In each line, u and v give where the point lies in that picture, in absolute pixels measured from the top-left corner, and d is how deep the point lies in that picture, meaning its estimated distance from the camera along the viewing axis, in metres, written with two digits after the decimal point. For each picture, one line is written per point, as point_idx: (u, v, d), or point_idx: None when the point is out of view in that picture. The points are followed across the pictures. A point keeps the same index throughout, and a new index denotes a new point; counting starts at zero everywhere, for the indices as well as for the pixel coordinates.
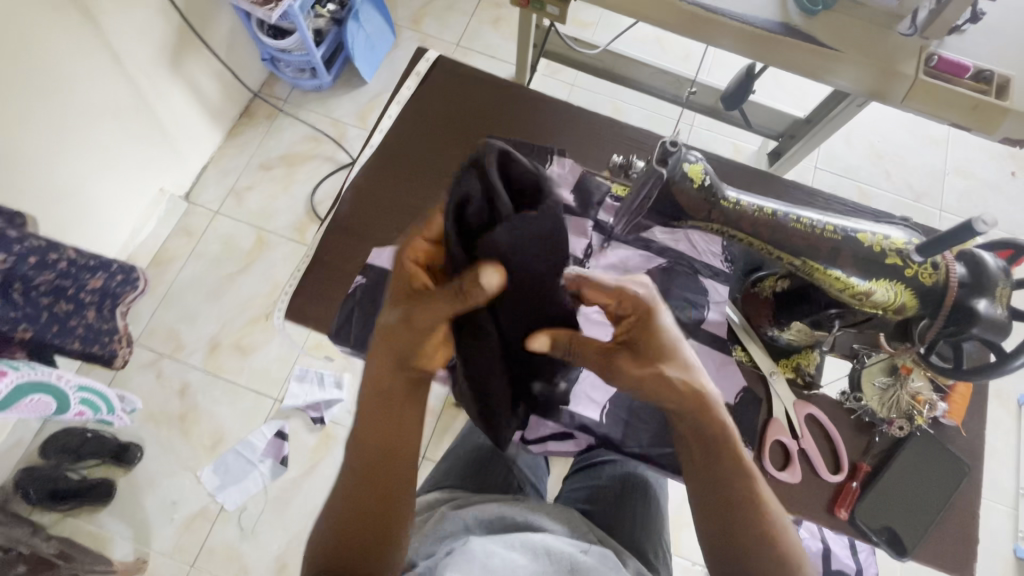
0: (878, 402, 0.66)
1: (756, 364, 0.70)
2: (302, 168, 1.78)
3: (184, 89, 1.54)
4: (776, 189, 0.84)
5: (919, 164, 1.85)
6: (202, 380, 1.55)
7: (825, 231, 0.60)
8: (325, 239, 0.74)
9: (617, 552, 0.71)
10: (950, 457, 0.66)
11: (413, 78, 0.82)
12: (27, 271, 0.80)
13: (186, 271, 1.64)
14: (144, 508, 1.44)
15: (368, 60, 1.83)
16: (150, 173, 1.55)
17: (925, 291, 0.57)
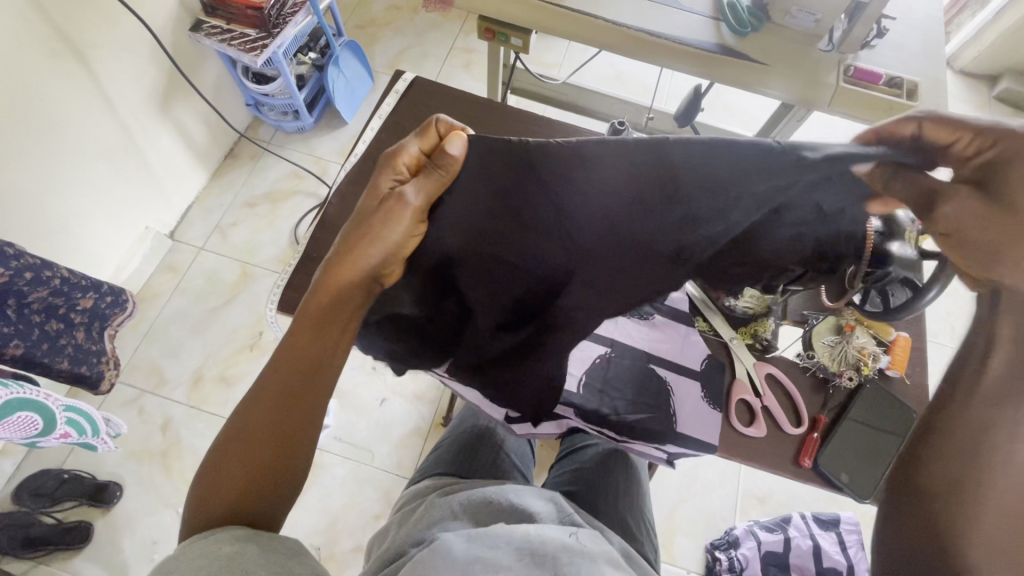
0: (828, 357, 0.72)
1: (717, 333, 0.76)
2: (286, 205, 1.84)
3: (172, 131, 1.61)
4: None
5: None
6: (185, 414, 1.54)
7: None
8: (315, 236, 0.79)
9: (603, 530, 0.70)
10: (904, 409, 0.70)
11: (395, 96, 0.91)
12: (22, 286, 0.83)
13: (170, 307, 1.66)
14: (122, 550, 1.39)
15: (348, 102, 1.93)
16: (138, 211, 1.59)
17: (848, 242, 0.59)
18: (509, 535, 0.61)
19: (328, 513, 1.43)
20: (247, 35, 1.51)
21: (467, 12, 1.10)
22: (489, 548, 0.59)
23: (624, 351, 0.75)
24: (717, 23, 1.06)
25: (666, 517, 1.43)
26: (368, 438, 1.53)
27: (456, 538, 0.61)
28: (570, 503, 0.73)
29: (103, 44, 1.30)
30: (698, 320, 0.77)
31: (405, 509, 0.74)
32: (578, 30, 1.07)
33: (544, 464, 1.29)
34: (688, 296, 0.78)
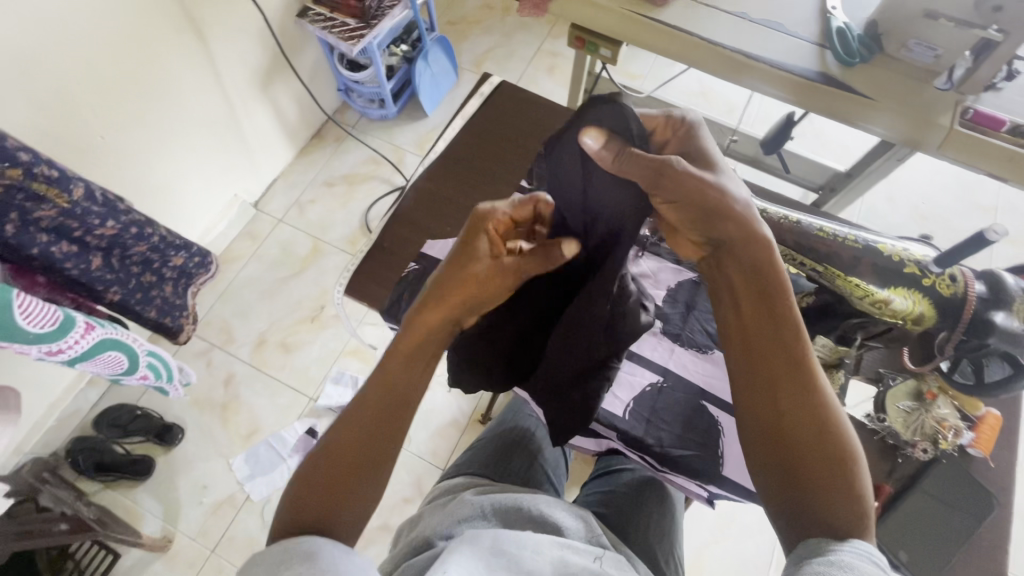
0: (902, 423, 0.66)
1: None
2: (361, 188, 1.92)
3: (268, 108, 1.72)
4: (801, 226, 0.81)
5: (966, 229, 1.84)
6: (246, 372, 1.65)
7: (845, 239, 0.57)
8: (386, 227, 0.80)
9: (631, 557, 0.69)
10: (982, 493, 0.64)
11: (479, 97, 0.90)
12: (127, 240, 0.92)
13: (245, 271, 1.78)
14: (177, 488, 1.51)
15: (431, 96, 1.99)
16: (229, 178, 1.71)
17: (943, 302, 0.53)
18: (538, 545, 0.62)
19: None
20: (347, 25, 1.59)
21: (561, 19, 1.10)
22: (517, 550, 0.60)
23: (678, 384, 0.72)
24: (823, 50, 1.00)
25: (695, 555, 1.38)
26: None
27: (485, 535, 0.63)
28: (601, 528, 0.72)
29: (220, 23, 1.41)
30: None
31: (436, 502, 0.75)
32: (672, 48, 1.04)
33: (576, 480, 1.27)
34: None
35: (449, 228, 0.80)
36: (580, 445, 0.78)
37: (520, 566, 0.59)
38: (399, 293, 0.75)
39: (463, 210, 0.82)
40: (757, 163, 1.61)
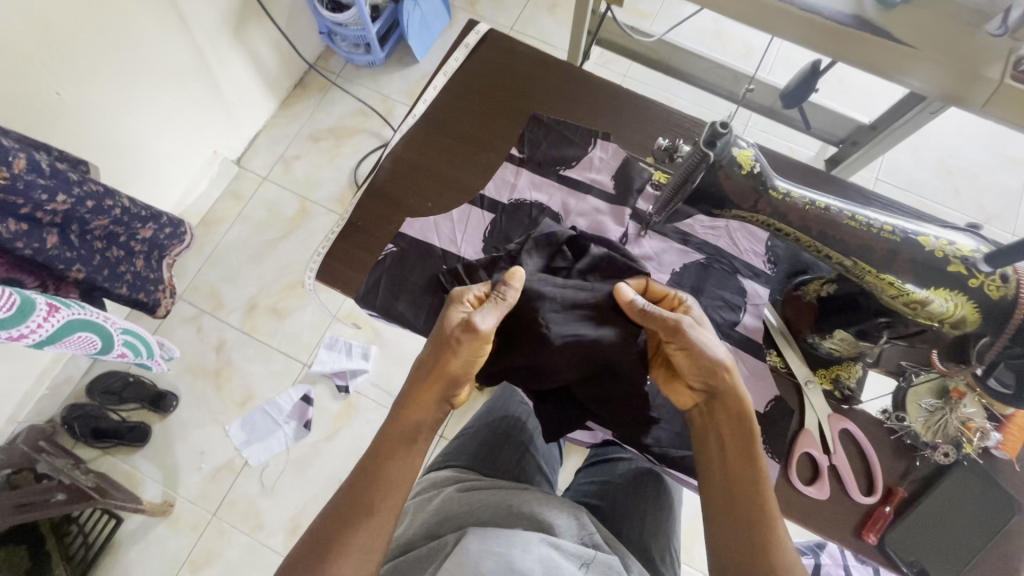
0: (922, 423, 0.61)
1: (791, 373, 0.66)
2: (349, 142, 1.81)
3: (244, 56, 1.58)
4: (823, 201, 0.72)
5: (992, 184, 1.73)
6: (238, 338, 1.61)
7: (881, 231, 0.49)
8: (360, 203, 0.72)
9: (624, 557, 0.66)
10: (1003, 499, 0.59)
11: (464, 49, 0.79)
12: (84, 214, 0.84)
13: (231, 233, 1.71)
14: (175, 454, 1.51)
15: (421, 39, 1.83)
16: (206, 135, 1.60)
17: (989, 306, 0.46)
18: (526, 545, 0.59)
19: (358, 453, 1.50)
20: None
21: None
22: (505, 550, 0.57)
23: None
24: None
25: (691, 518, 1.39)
26: None
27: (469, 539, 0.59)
28: (593, 523, 0.69)
29: None
30: (774, 354, 0.67)
31: (422, 497, 0.72)
32: None
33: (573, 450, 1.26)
34: (763, 324, 0.68)
35: (430, 206, 0.72)
36: (576, 438, 0.73)
37: (506, 570, 0.55)
38: (376, 280, 0.68)
39: (446, 184, 0.73)
40: (775, 115, 1.48)
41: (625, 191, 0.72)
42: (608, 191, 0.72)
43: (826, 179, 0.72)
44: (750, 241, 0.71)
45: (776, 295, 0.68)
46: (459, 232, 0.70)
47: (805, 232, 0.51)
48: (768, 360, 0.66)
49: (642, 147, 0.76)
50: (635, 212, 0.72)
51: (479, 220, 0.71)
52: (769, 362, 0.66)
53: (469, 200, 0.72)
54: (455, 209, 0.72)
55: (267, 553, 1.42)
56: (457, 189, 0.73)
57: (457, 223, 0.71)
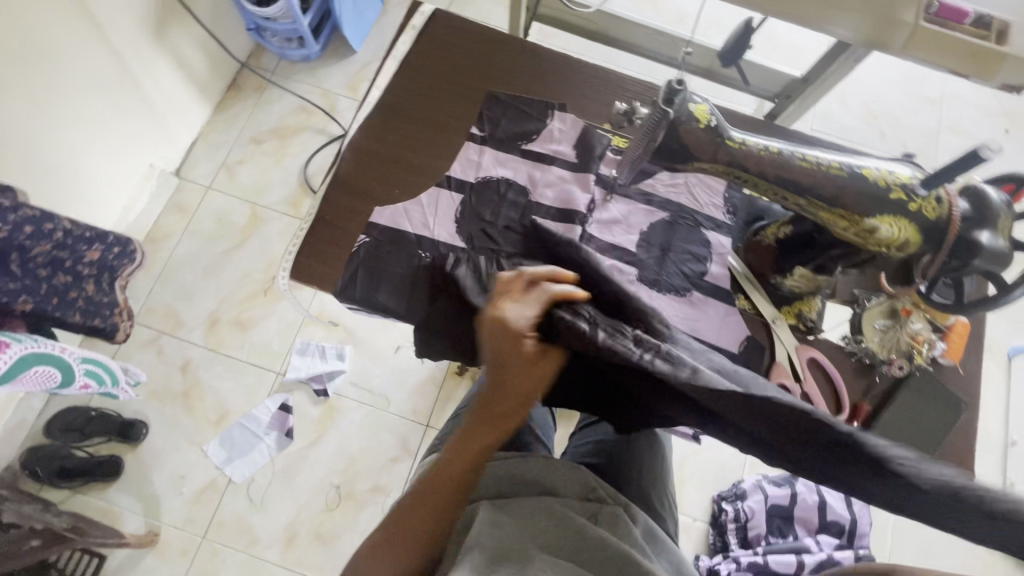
0: (879, 342, 0.67)
1: (759, 312, 0.70)
2: (293, 141, 1.75)
3: (168, 59, 1.50)
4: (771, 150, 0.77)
5: (914, 124, 1.86)
6: (203, 356, 1.55)
7: (830, 168, 0.53)
8: (326, 196, 0.71)
9: (628, 507, 0.70)
10: (952, 400, 0.66)
11: (411, 32, 0.78)
12: (23, 241, 0.79)
13: (181, 249, 1.63)
14: (153, 483, 1.45)
15: (357, 28, 1.78)
16: (139, 147, 1.51)
17: (929, 226, 0.51)
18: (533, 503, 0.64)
19: (345, 454, 1.49)
20: None
21: None
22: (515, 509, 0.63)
23: None
24: None
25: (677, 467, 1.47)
26: (385, 384, 1.55)
27: (493, 541, 0.57)
28: (590, 475, 0.73)
29: None
30: (739, 296, 0.71)
31: None
32: None
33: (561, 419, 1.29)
34: (729, 270, 0.72)
35: (398, 192, 0.72)
36: None
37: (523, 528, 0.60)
38: (353, 271, 0.68)
39: (411, 169, 0.73)
40: (714, 76, 1.54)
41: (586, 159, 0.74)
42: (570, 158, 0.74)
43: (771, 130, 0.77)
44: (708, 198, 0.75)
45: (737, 242, 0.72)
46: (431, 215, 0.71)
47: (761, 175, 0.54)
48: (738, 303, 0.70)
49: (598, 115, 0.78)
50: (599, 178, 0.74)
51: (448, 202, 0.71)
52: (735, 304, 0.71)
53: (436, 183, 0.72)
54: (426, 194, 0.72)
55: (267, 566, 1.40)
56: (422, 174, 0.73)
57: (430, 208, 0.71)
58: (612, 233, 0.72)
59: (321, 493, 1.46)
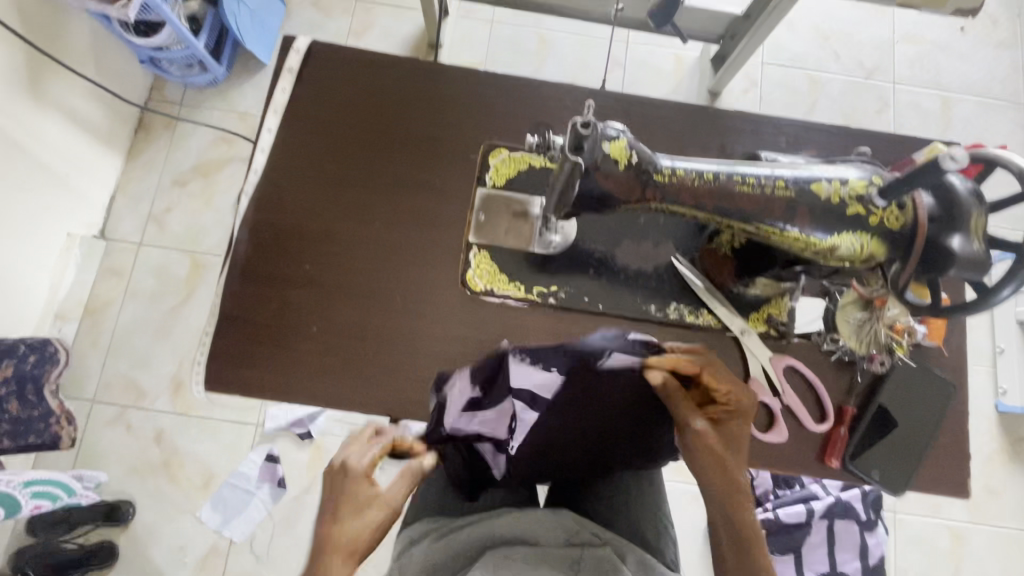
0: (855, 339, 0.63)
1: (725, 326, 0.64)
2: (220, 176, 1.62)
3: (56, 117, 1.35)
4: (715, 141, 0.69)
5: (867, 39, 1.76)
6: (175, 422, 1.49)
7: (775, 188, 0.47)
8: (227, 289, 0.63)
9: (616, 545, 0.68)
10: (940, 385, 0.62)
11: (287, 76, 0.68)
12: None
13: (124, 315, 1.53)
14: (154, 560, 1.41)
15: (260, 40, 1.62)
16: (49, 219, 1.39)
17: (893, 236, 0.46)
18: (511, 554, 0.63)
19: None
20: None
21: None
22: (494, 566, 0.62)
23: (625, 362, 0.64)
24: None
25: None
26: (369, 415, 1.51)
27: None
28: (572, 516, 0.72)
29: None
30: (691, 310, 0.65)
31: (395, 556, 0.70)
32: None
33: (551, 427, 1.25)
34: (686, 285, 0.65)
35: (308, 267, 0.64)
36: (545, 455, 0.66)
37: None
38: (279, 370, 0.61)
39: (317, 239, 0.64)
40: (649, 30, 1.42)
41: (504, 214, 0.66)
42: (494, 205, 0.66)
43: (706, 118, 0.70)
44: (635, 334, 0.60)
45: (690, 252, 0.65)
46: (353, 288, 0.63)
47: (704, 209, 0.47)
48: (700, 320, 0.65)
49: (520, 134, 0.69)
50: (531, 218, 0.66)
51: (369, 269, 0.64)
52: (684, 321, 0.65)
53: (350, 250, 0.64)
54: (342, 264, 0.64)
55: None
56: (330, 242, 0.64)
57: (351, 281, 0.63)
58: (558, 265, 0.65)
59: None
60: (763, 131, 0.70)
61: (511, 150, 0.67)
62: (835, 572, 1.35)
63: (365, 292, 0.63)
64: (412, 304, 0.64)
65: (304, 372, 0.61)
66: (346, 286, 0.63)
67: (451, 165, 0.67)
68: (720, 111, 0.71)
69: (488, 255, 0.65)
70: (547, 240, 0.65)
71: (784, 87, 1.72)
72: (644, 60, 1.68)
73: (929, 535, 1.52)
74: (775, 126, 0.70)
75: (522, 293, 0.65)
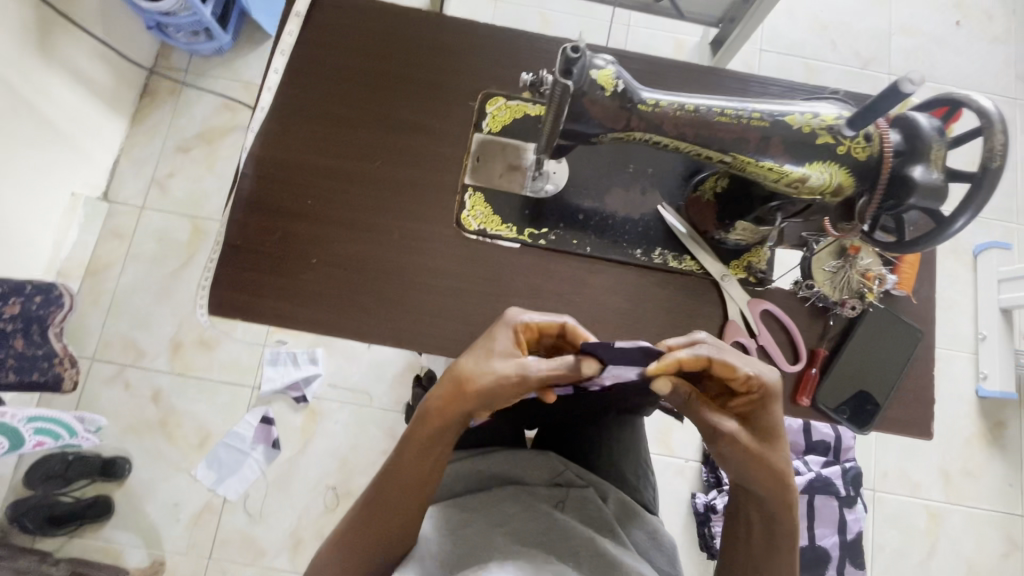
0: (830, 286, 0.65)
1: (707, 271, 0.67)
2: (223, 144, 1.64)
3: (64, 76, 1.37)
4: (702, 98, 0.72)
5: (864, 30, 1.79)
6: (173, 382, 1.51)
7: (751, 119, 0.51)
8: (232, 220, 0.66)
9: (598, 486, 0.72)
10: (907, 330, 0.65)
11: (294, 21, 0.70)
12: None
13: (125, 276, 1.55)
14: (148, 515, 1.44)
15: (267, 10, 1.64)
16: (54, 177, 1.41)
17: (860, 167, 0.51)
18: (499, 495, 0.66)
19: (335, 454, 1.49)
20: None
21: None
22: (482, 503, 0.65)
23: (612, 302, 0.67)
24: None
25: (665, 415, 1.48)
26: (363, 380, 1.54)
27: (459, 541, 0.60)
28: (556, 456, 0.75)
29: None
30: (674, 256, 0.68)
31: None
32: None
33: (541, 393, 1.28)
34: (670, 232, 0.68)
35: (310, 202, 0.66)
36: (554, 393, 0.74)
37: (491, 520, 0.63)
38: (279, 297, 0.64)
39: (319, 175, 0.67)
40: (649, 10, 1.45)
41: (499, 160, 0.69)
42: (489, 150, 0.69)
43: (694, 76, 0.73)
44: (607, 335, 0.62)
45: (676, 201, 0.68)
46: (352, 222, 0.66)
47: (687, 141, 0.53)
48: (683, 266, 0.68)
49: (516, 85, 0.72)
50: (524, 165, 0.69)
51: (369, 205, 0.67)
52: (668, 266, 0.68)
53: (351, 186, 0.67)
54: (343, 200, 0.67)
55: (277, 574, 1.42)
56: (332, 179, 0.67)
57: (352, 216, 0.66)
58: (548, 210, 0.68)
59: (318, 496, 1.45)
60: (748, 89, 0.73)
61: (507, 99, 0.70)
62: (814, 544, 1.38)
63: (369, 228, 0.66)
64: (409, 240, 0.67)
65: (304, 300, 0.64)
66: (345, 220, 0.66)
67: (449, 111, 0.70)
68: (708, 70, 0.74)
69: (483, 197, 0.68)
70: (537, 184, 0.68)
71: (781, 74, 1.75)
72: (645, 43, 1.71)
73: (907, 514, 1.55)
74: (760, 84, 0.73)
75: (514, 234, 0.67)
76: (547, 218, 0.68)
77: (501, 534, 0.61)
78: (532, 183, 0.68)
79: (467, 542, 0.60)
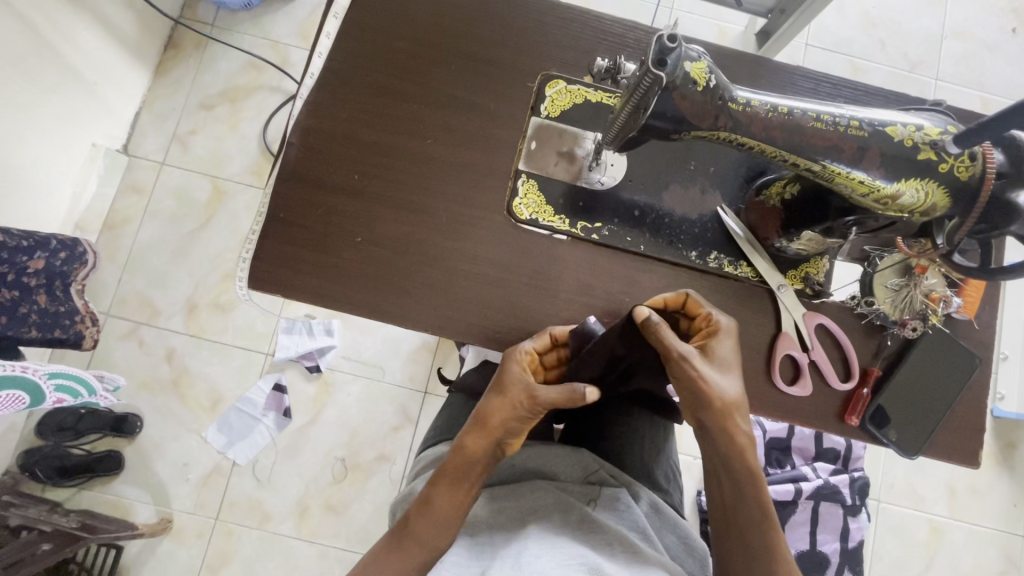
0: (890, 304, 0.64)
1: (764, 281, 0.65)
2: (247, 104, 1.59)
3: (90, 22, 1.33)
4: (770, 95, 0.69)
5: (915, 31, 1.72)
6: (187, 343, 1.50)
7: (848, 128, 0.51)
8: (277, 190, 0.63)
9: (631, 486, 0.70)
10: (965, 356, 0.63)
11: None
12: None
13: (143, 233, 1.53)
14: (157, 473, 1.45)
15: None
16: (76, 127, 1.38)
17: (959, 187, 0.50)
18: (533, 489, 0.65)
19: (345, 426, 1.48)
20: None
21: None
22: (515, 499, 0.65)
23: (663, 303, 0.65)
24: None
25: None
26: (376, 355, 1.53)
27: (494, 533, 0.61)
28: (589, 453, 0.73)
29: None
30: (730, 262, 0.65)
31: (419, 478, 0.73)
32: None
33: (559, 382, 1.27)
34: (727, 236, 0.65)
35: (357, 177, 0.64)
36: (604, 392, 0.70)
37: (524, 514, 0.62)
38: (318, 274, 0.62)
39: (365, 149, 0.64)
40: None
41: (553, 147, 0.66)
42: (546, 135, 0.66)
43: (763, 71, 0.70)
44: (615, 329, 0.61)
45: (736, 204, 0.66)
46: (401, 202, 0.64)
47: (777, 148, 0.52)
48: (737, 271, 0.65)
49: (578, 68, 0.68)
50: (579, 153, 0.66)
51: (419, 185, 0.64)
52: (722, 271, 0.65)
53: (400, 164, 0.64)
54: (391, 177, 0.64)
55: (281, 540, 1.43)
56: (378, 154, 0.64)
57: (399, 195, 0.64)
58: (602, 204, 0.65)
59: (326, 467, 1.46)
60: (818, 89, 0.69)
61: (569, 82, 0.67)
62: (815, 550, 1.38)
63: (415, 208, 0.64)
64: (457, 225, 0.64)
65: (345, 280, 0.62)
66: (390, 198, 0.64)
67: (505, 92, 0.67)
68: (778, 65, 0.70)
69: (535, 185, 0.65)
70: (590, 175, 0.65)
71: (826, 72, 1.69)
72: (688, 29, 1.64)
73: (908, 527, 1.56)
74: (832, 86, 0.70)
75: (565, 227, 0.65)
76: (601, 212, 0.65)
77: (531, 526, 0.60)
78: (588, 173, 0.65)
79: (502, 535, 0.60)
